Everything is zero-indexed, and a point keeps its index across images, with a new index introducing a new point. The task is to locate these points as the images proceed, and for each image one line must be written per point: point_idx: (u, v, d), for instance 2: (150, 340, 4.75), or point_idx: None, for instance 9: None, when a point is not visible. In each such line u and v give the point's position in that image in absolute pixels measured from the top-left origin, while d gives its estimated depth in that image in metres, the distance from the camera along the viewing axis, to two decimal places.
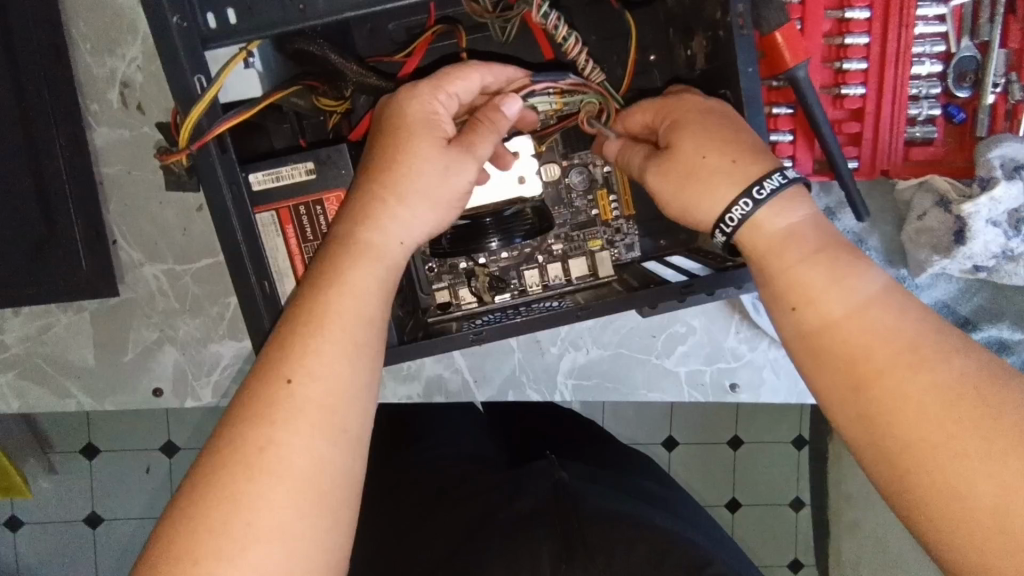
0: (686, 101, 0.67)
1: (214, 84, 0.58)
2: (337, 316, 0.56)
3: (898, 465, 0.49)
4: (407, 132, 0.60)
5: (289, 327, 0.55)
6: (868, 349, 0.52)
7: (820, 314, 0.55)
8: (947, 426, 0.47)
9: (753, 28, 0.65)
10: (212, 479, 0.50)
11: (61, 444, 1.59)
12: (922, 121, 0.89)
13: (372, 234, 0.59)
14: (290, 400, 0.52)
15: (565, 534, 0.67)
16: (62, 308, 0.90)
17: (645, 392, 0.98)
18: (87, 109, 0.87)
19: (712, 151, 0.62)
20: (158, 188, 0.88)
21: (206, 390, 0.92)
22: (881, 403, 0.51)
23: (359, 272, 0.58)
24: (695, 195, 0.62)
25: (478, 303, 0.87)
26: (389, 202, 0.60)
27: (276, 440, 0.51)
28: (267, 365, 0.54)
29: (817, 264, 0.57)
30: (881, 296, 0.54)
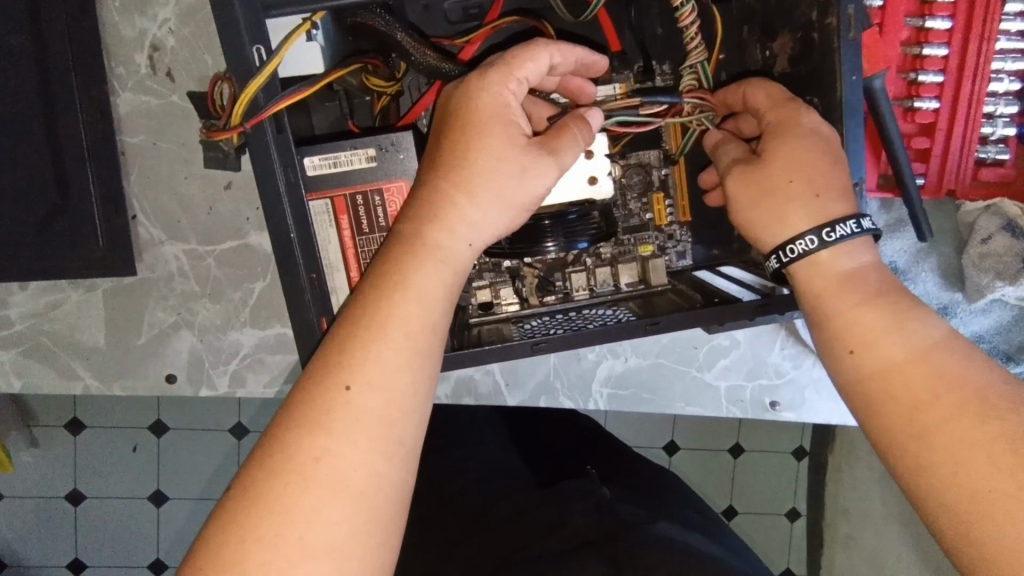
0: (802, 109, 0.60)
1: (276, 56, 0.52)
2: (399, 320, 0.51)
3: (963, 520, 0.44)
4: (481, 123, 0.54)
5: (347, 329, 0.51)
6: (932, 394, 0.48)
7: (880, 358, 0.52)
8: (1016, 475, 0.43)
9: (862, 32, 0.60)
10: (262, 488, 0.45)
11: (46, 417, 1.52)
12: (994, 140, 0.85)
13: (438, 233, 0.54)
14: (347, 409, 0.48)
15: (615, 558, 0.63)
16: (73, 285, 0.84)
17: (682, 405, 0.93)
18: (112, 72, 0.80)
19: (801, 174, 0.57)
20: (185, 162, 0.81)
21: (223, 379, 0.86)
22: (945, 451, 0.46)
23: (424, 274, 0.53)
24: (765, 217, 0.58)
25: (521, 305, 0.81)
26: (459, 199, 0.54)
27: (333, 451, 0.47)
28: (322, 369, 0.49)
29: (876, 309, 0.53)
30: (945, 342, 0.50)
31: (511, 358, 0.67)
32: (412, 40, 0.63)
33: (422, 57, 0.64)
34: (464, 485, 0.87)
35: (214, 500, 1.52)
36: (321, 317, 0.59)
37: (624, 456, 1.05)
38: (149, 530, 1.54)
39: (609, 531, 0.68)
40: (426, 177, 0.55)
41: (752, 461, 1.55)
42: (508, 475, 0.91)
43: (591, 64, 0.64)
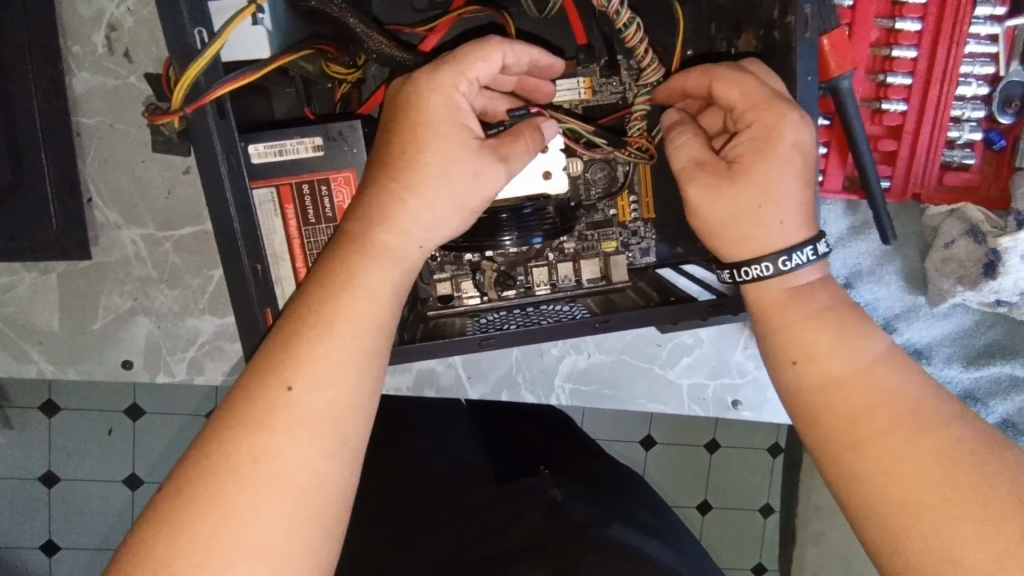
0: (788, 120, 0.55)
1: (219, 39, 0.51)
2: (347, 319, 0.50)
3: (892, 530, 0.46)
4: (432, 122, 0.53)
5: (292, 327, 0.50)
6: (870, 408, 0.49)
7: (822, 371, 0.52)
8: (943, 489, 0.45)
9: (818, 33, 0.59)
10: (199, 487, 0.45)
11: (17, 398, 1.51)
12: (960, 144, 0.85)
13: (389, 235, 0.53)
14: (290, 408, 0.47)
15: (558, 559, 0.63)
16: (27, 267, 0.83)
17: (644, 402, 0.93)
18: (68, 51, 0.78)
19: (771, 201, 0.55)
20: (142, 145, 0.80)
21: (180, 366, 0.85)
22: (878, 463, 0.47)
23: (374, 274, 0.52)
24: (729, 238, 0.57)
25: (481, 299, 0.80)
26: (410, 197, 0.53)
27: (273, 451, 0.46)
28: (265, 367, 0.48)
29: (823, 324, 0.54)
30: (884, 358, 0.51)
31: (462, 353, 0.68)
32: (364, 25, 0.61)
33: (376, 45, 0.63)
34: (423, 478, 0.87)
35: None
36: (265, 306, 0.59)
37: (592, 452, 1.05)
38: (121, 514, 1.54)
39: (559, 532, 0.68)
40: (377, 173, 0.54)
41: (727, 458, 1.56)
42: (465, 468, 0.91)
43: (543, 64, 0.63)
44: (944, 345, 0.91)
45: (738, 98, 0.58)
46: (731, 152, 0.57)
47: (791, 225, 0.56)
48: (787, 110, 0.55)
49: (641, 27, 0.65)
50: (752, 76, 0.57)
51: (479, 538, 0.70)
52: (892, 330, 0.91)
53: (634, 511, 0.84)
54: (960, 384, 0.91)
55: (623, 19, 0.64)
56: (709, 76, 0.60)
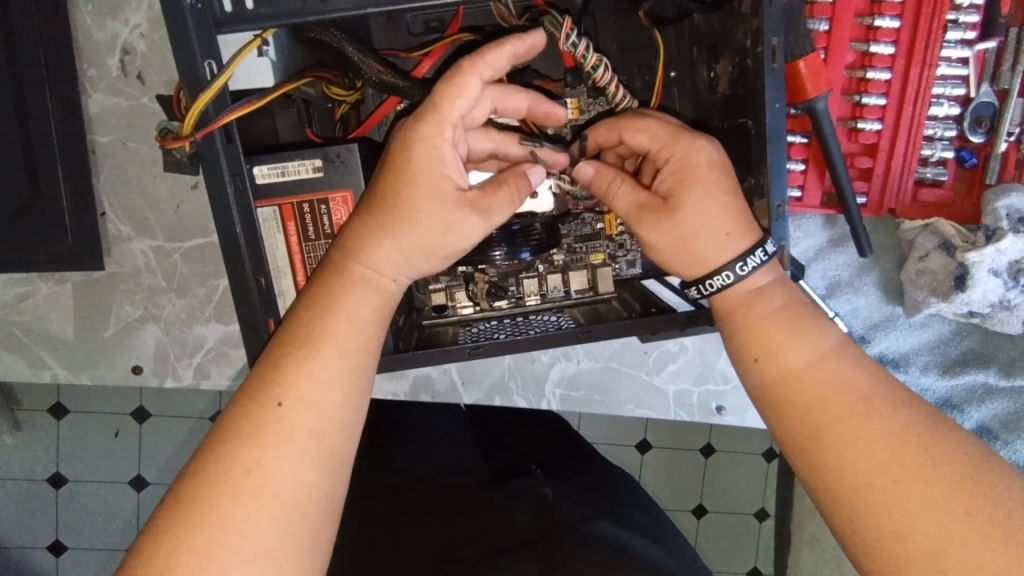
0: (696, 146, 0.61)
1: (225, 71, 0.56)
2: (332, 341, 0.55)
3: (850, 511, 0.50)
4: (416, 172, 0.57)
5: (282, 349, 0.54)
6: (825, 400, 0.54)
7: (781, 366, 0.57)
8: (894, 471, 0.49)
9: (784, 62, 0.64)
10: (197, 498, 0.49)
11: (28, 401, 1.55)
12: (933, 162, 0.89)
13: (365, 261, 0.58)
14: (279, 423, 0.51)
15: (547, 552, 0.67)
16: (43, 277, 0.87)
17: (631, 407, 0.97)
18: (84, 74, 0.83)
19: (712, 219, 0.60)
20: (153, 161, 0.84)
21: (187, 371, 0.89)
22: (835, 451, 0.52)
23: (359, 301, 0.57)
24: (690, 260, 0.61)
25: (474, 308, 0.84)
26: (384, 228, 0.58)
27: (264, 464, 0.50)
28: (257, 387, 0.53)
29: (780, 322, 0.58)
30: (836, 350, 0.56)
31: (452, 361, 0.72)
32: (361, 54, 0.66)
33: (373, 72, 0.67)
34: (420, 478, 0.91)
35: None
36: (267, 317, 0.64)
37: (585, 454, 1.09)
38: (128, 514, 1.58)
39: (548, 527, 0.71)
40: (365, 209, 0.59)
41: (723, 461, 1.59)
42: (461, 468, 0.95)
43: (528, 51, 0.61)
44: (920, 354, 0.94)
45: (648, 140, 0.64)
46: (664, 185, 0.63)
47: (737, 235, 0.61)
48: (692, 139, 0.61)
49: (609, 67, 0.70)
50: (653, 121, 0.64)
51: (474, 532, 0.74)
52: (869, 341, 0.94)
53: (622, 509, 0.88)
54: (936, 392, 0.94)
55: (590, 62, 0.69)
56: (616, 129, 0.66)
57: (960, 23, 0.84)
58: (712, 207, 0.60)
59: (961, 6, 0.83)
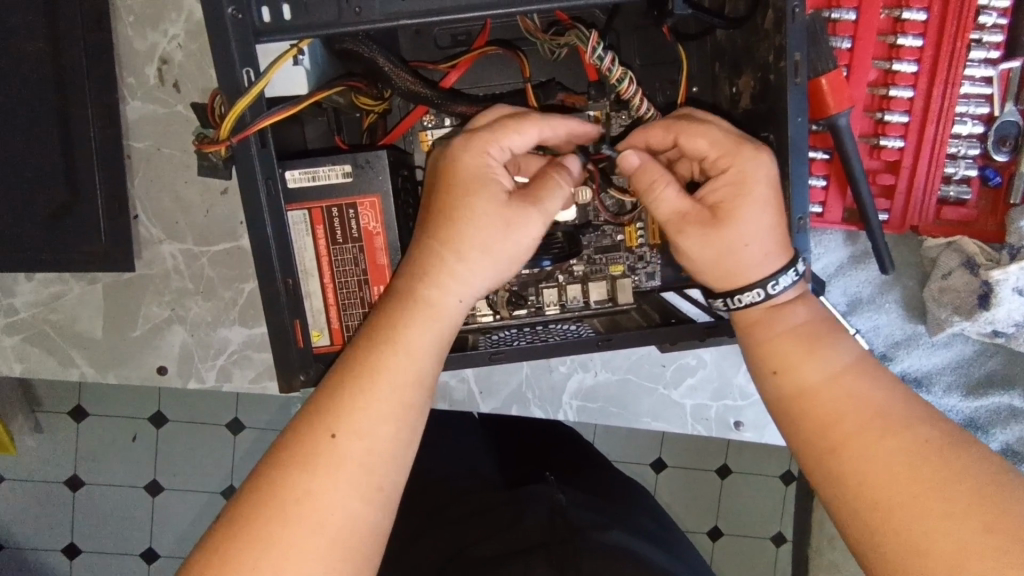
0: (758, 161, 0.60)
1: (262, 78, 0.58)
2: (390, 374, 0.56)
3: (869, 525, 0.50)
4: (462, 181, 0.60)
5: (341, 377, 0.55)
6: (842, 414, 0.54)
7: (798, 382, 0.58)
8: (912, 487, 0.49)
9: (807, 77, 0.65)
10: (246, 519, 0.50)
11: (49, 403, 1.58)
12: (957, 180, 0.88)
13: (430, 290, 0.59)
14: (332, 454, 0.53)
15: (562, 559, 0.67)
16: (76, 278, 0.89)
17: (648, 420, 0.97)
18: (123, 82, 0.86)
19: (756, 238, 0.60)
20: (185, 166, 0.87)
21: (210, 373, 0.90)
22: (854, 466, 0.52)
23: (420, 330, 0.58)
24: (733, 271, 0.61)
25: (493, 317, 0.84)
26: (448, 255, 0.59)
27: (314, 494, 0.51)
28: (312, 414, 0.54)
29: (796, 339, 0.60)
30: (855, 366, 0.57)
31: (471, 365, 0.73)
32: (391, 64, 0.68)
33: (403, 83, 0.69)
34: (435, 484, 0.91)
35: (209, 492, 1.56)
36: (294, 319, 0.64)
37: (601, 464, 1.08)
38: (143, 517, 1.59)
39: (561, 533, 0.71)
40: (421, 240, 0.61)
41: (739, 482, 1.57)
42: (475, 475, 0.95)
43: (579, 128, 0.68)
44: (944, 374, 0.93)
45: (708, 147, 0.62)
46: (709, 197, 0.62)
47: (773, 256, 0.61)
48: (753, 153, 0.60)
49: (634, 80, 0.71)
50: (713, 127, 0.62)
51: (486, 535, 0.74)
52: (890, 358, 0.93)
53: (637, 519, 0.87)
54: (959, 413, 0.93)
55: (616, 74, 0.71)
56: (673, 132, 0.64)
57: (984, 43, 0.84)
58: (762, 228, 0.60)
59: (985, 26, 0.84)
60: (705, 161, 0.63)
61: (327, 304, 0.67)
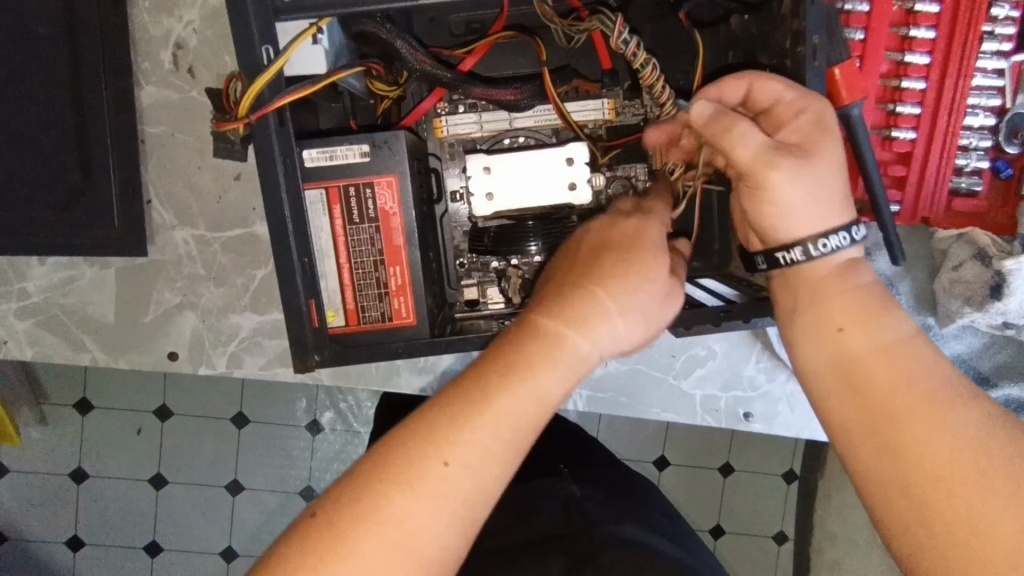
0: (829, 103, 0.59)
1: (281, 56, 0.59)
2: (523, 419, 0.51)
3: (918, 504, 0.47)
4: (646, 245, 0.58)
5: (471, 401, 0.50)
6: (907, 385, 0.51)
7: (863, 345, 0.54)
8: (975, 466, 0.46)
9: (825, 62, 0.65)
10: (345, 523, 0.46)
11: (56, 394, 1.58)
12: (968, 172, 0.88)
13: (579, 338, 0.54)
14: (443, 485, 0.48)
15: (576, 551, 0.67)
16: (88, 262, 0.90)
17: (658, 411, 0.97)
18: (138, 67, 0.86)
19: (839, 178, 0.58)
20: (199, 152, 0.87)
21: (221, 359, 0.91)
22: (913, 439, 0.49)
23: (559, 376, 0.53)
24: (819, 217, 0.57)
25: (505, 304, 0.82)
26: (612, 305, 0.55)
27: (415, 519, 0.47)
28: (432, 435, 0.49)
29: (861, 301, 0.56)
30: (917, 337, 0.54)
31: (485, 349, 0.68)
32: (409, 45, 0.69)
33: (418, 62, 0.70)
34: None
35: (213, 485, 1.56)
36: (309, 298, 0.65)
37: (608, 461, 1.07)
38: (147, 509, 1.59)
39: (574, 527, 0.71)
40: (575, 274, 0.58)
41: (743, 480, 1.57)
42: None
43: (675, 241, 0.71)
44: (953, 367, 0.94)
45: (783, 89, 0.59)
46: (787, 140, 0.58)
47: None
48: (825, 96, 0.59)
49: (658, 66, 0.70)
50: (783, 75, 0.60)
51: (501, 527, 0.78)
52: None
53: (648, 513, 0.88)
54: None
55: (639, 60, 0.70)
56: (745, 79, 0.60)
57: (997, 34, 0.85)
58: (843, 164, 0.57)
59: (998, 18, 0.84)
60: (774, 104, 0.60)
61: (343, 285, 0.67)
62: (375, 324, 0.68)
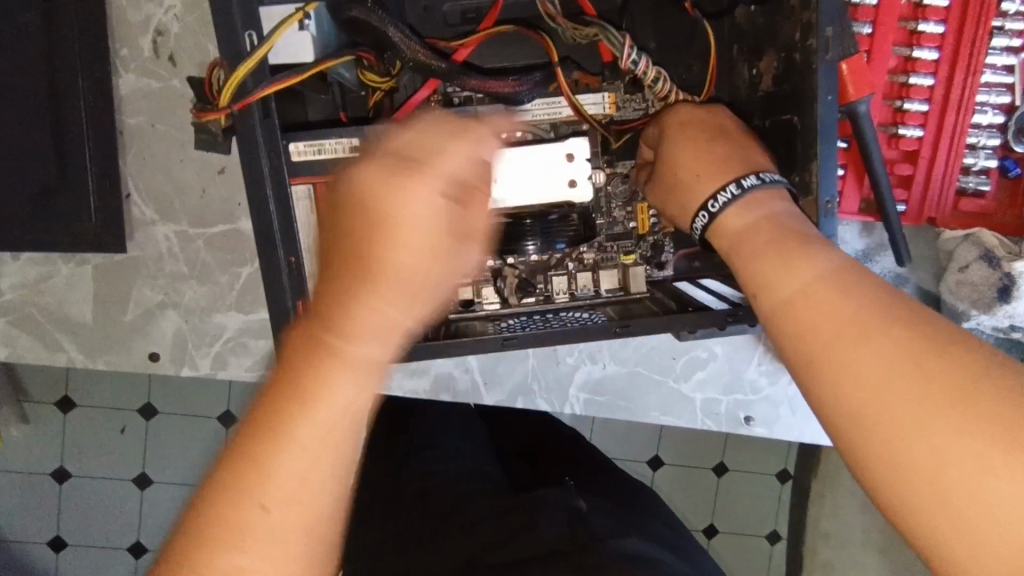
0: (675, 112, 0.68)
1: (264, 42, 0.55)
2: (320, 430, 0.47)
3: (860, 457, 0.42)
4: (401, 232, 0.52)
5: (281, 425, 0.47)
6: (817, 326, 0.45)
7: (774, 299, 0.49)
8: (902, 399, 0.40)
9: (837, 55, 0.62)
10: (189, 556, 0.44)
11: (35, 393, 1.53)
12: (976, 171, 0.86)
13: (345, 341, 0.50)
14: (264, 519, 0.45)
15: (580, 566, 0.67)
16: (64, 258, 0.86)
17: (657, 414, 0.94)
18: (116, 54, 0.82)
19: (694, 158, 0.63)
20: (181, 144, 0.83)
21: (205, 360, 0.87)
22: (833, 383, 0.43)
23: (335, 390, 0.48)
24: (685, 201, 0.63)
25: (502, 305, 0.81)
26: (367, 288, 0.51)
27: (247, 555, 0.44)
28: (252, 463, 0.46)
29: (769, 254, 0.52)
30: (838, 270, 0.47)
31: (482, 352, 0.67)
32: (404, 35, 0.65)
33: (414, 54, 0.66)
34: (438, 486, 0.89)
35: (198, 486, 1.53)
36: (295, 301, 0.62)
37: (606, 467, 1.05)
38: (130, 511, 1.55)
39: (578, 541, 0.71)
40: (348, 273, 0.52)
41: (736, 481, 1.55)
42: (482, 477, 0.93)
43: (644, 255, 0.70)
44: None
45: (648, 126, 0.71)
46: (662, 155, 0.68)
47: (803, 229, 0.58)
48: (675, 110, 0.68)
49: (669, 80, 0.72)
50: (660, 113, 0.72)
51: (500, 541, 0.75)
52: None
53: (650, 523, 0.86)
54: None
55: (651, 78, 0.71)
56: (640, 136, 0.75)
57: (1007, 30, 0.82)
58: (688, 149, 0.63)
59: (1008, 13, 0.82)
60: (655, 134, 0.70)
61: None
62: None
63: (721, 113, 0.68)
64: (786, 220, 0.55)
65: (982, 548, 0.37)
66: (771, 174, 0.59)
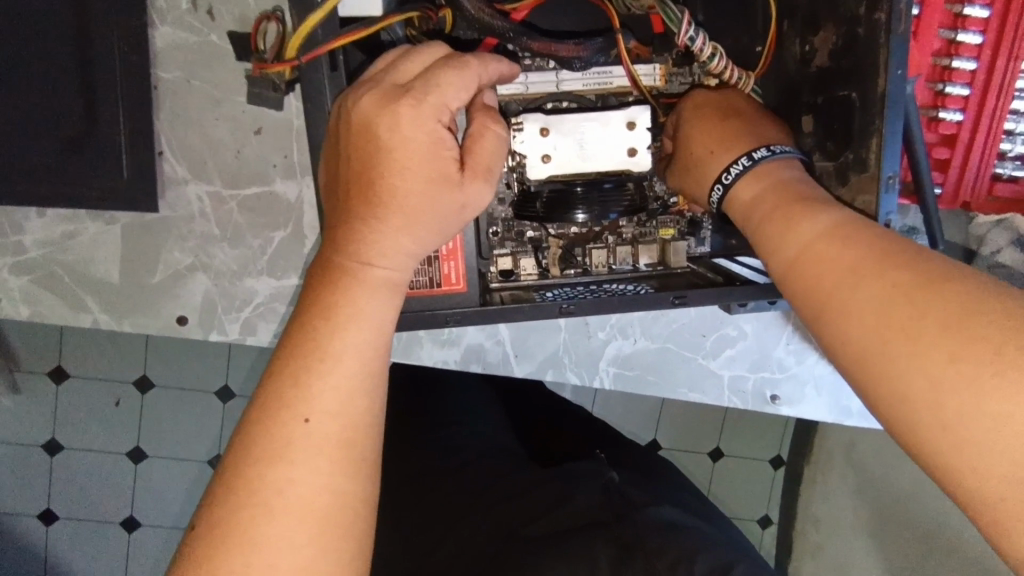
0: (691, 96, 0.70)
1: None
2: (339, 353, 0.50)
3: (871, 393, 0.43)
4: (407, 157, 0.51)
5: (296, 358, 0.49)
6: (823, 277, 0.47)
7: (785, 258, 0.51)
8: (899, 330, 0.41)
9: (910, 30, 0.62)
10: (239, 481, 0.47)
11: (29, 362, 1.49)
12: (1012, 157, 0.88)
13: (353, 264, 0.52)
14: (304, 441, 0.48)
15: (622, 538, 0.68)
16: (92, 216, 0.83)
17: (685, 391, 0.95)
18: (151, 5, 0.79)
19: (709, 140, 0.64)
20: (217, 101, 0.81)
21: (234, 326, 0.85)
22: (840, 331, 0.45)
23: (345, 312, 0.50)
24: (703, 180, 0.64)
25: (541, 276, 0.80)
26: (363, 217, 0.52)
27: (296, 478, 0.47)
28: (292, 382, 0.49)
29: (777, 215, 0.53)
30: (845, 221, 0.49)
31: (539, 319, 0.66)
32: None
33: (476, 12, 0.65)
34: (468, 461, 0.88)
35: (196, 459, 1.51)
36: None
37: (625, 443, 1.06)
38: (127, 484, 1.53)
39: (613, 512, 0.73)
40: (359, 204, 0.52)
41: (731, 464, 1.51)
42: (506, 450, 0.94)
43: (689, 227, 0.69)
44: None
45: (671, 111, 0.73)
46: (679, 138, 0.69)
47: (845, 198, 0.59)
48: (691, 95, 0.71)
49: (725, 57, 0.71)
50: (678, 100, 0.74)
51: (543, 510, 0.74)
52: None
53: (677, 493, 0.87)
54: None
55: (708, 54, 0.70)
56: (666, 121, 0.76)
57: None
58: (703, 130, 0.65)
59: None
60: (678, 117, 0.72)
61: None
62: (423, 291, 0.67)
63: (737, 95, 0.69)
64: (795, 186, 0.56)
65: (996, 472, 0.37)
66: (781, 145, 0.60)
